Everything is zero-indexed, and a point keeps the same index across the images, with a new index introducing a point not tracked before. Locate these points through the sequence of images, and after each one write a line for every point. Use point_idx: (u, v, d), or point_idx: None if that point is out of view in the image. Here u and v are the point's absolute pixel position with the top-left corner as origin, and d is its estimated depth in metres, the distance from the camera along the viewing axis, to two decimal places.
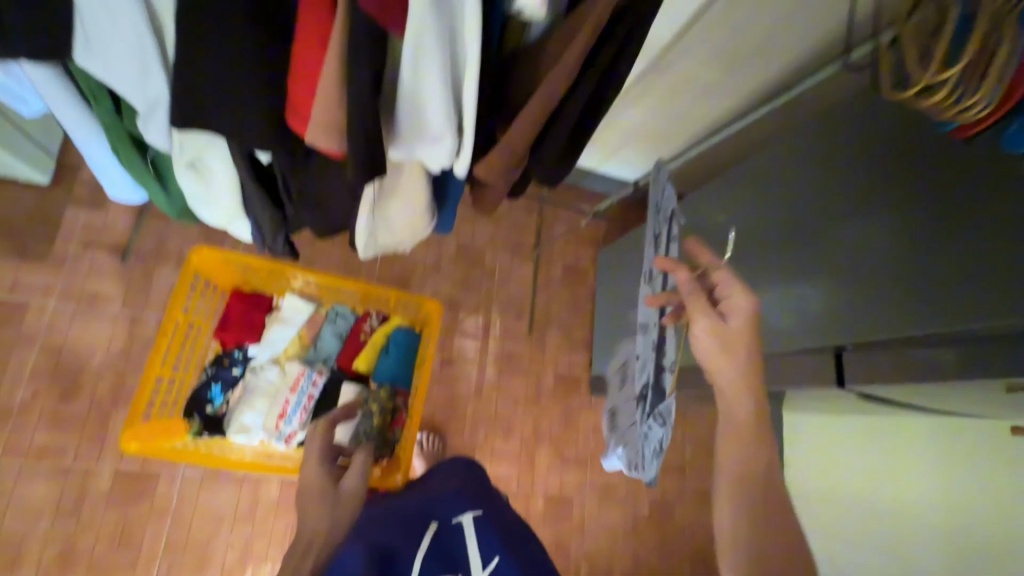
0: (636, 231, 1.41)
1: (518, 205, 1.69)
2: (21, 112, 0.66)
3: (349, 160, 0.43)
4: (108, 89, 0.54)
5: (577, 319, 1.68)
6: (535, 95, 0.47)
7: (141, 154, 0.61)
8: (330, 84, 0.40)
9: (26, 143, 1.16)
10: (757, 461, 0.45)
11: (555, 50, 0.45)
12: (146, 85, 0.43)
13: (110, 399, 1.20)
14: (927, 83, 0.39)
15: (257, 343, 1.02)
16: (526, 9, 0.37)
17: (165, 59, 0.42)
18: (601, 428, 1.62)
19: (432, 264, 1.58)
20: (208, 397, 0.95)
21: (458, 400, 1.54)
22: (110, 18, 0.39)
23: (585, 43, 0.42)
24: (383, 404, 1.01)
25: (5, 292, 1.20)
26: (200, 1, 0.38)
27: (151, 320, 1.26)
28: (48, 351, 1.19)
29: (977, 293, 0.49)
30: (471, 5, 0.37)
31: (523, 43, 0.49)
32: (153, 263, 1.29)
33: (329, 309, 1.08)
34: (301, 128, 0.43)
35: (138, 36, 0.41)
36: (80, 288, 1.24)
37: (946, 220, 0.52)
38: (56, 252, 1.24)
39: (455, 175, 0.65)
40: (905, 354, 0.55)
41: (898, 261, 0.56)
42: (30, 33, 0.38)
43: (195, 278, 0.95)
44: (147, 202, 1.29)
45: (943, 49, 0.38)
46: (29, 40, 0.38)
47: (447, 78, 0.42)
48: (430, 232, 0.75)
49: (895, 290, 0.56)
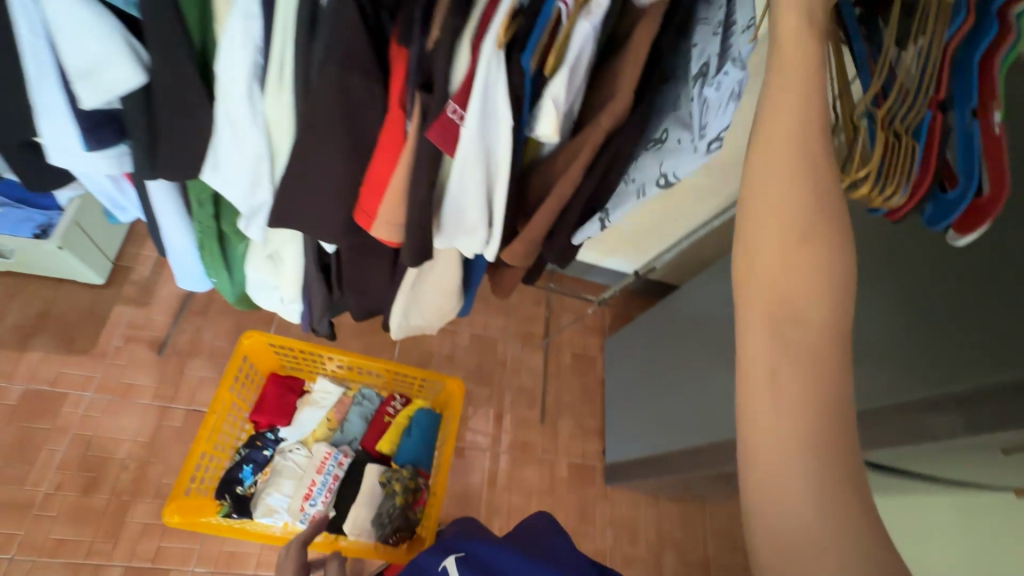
0: (648, 317, 1.50)
1: (528, 296, 1.80)
2: (120, 216, 0.80)
3: (405, 245, 0.55)
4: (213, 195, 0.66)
5: (588, 405, 1.72)
6: (553, 196, 0.58)
7: (221, 247, 0.73)
8: (395, 191, 0.52)
9: (89, 246, 1.30)
10: (803, 339, 0.32)
11: (567, 160, 0.57)
12: (254, 195, 0.55)
13: (131, 491, 1.21)
14: (854, 179, 0.49)
15: (288, 425, 1.07)
16: (544, 137, 0.50)
17: (273, 177, 0.54)
18: (617, 521, 1.60)
19: (447, 354, 1.66)
20: (239, 477, 1.00)
21: (472, 491, 1.53)
22: (238, 149, 0.51)
23: (590, 156, 0.54)
24: (406, 483, 1.02)
25: (46, 385, 1.27)
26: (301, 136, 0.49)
27: (178, 411, 1.31)
28: (77, 443, 1.23)
29: (962, 360, 0.56)
30: (504, 136, 0.49)
31: (539, 156, 0.61)
32: (186, 355, 1.36)
33: (356, 392, 1.12)
34: (364, 223, 0.55)
35: (257, 160, 0.53)
36: (115, 380, 1.30)
37: (934, 295, 0.62)
38: (98, 346, 1.33)
39: (481, 258, 0.75)
40: (918, 419, 0.59)
41: (909, 329, 0.64)
42: (175, 158, 0.52)
43: (240, 362, 1.04)
44: (188, 298, 1.40)
45: (862, 155, 0.50)
46: (174, 162, 0.52)
47: (484, 186, 0.53)
48: (456, 311, 0.85)
49: (898, 357, 0.63)
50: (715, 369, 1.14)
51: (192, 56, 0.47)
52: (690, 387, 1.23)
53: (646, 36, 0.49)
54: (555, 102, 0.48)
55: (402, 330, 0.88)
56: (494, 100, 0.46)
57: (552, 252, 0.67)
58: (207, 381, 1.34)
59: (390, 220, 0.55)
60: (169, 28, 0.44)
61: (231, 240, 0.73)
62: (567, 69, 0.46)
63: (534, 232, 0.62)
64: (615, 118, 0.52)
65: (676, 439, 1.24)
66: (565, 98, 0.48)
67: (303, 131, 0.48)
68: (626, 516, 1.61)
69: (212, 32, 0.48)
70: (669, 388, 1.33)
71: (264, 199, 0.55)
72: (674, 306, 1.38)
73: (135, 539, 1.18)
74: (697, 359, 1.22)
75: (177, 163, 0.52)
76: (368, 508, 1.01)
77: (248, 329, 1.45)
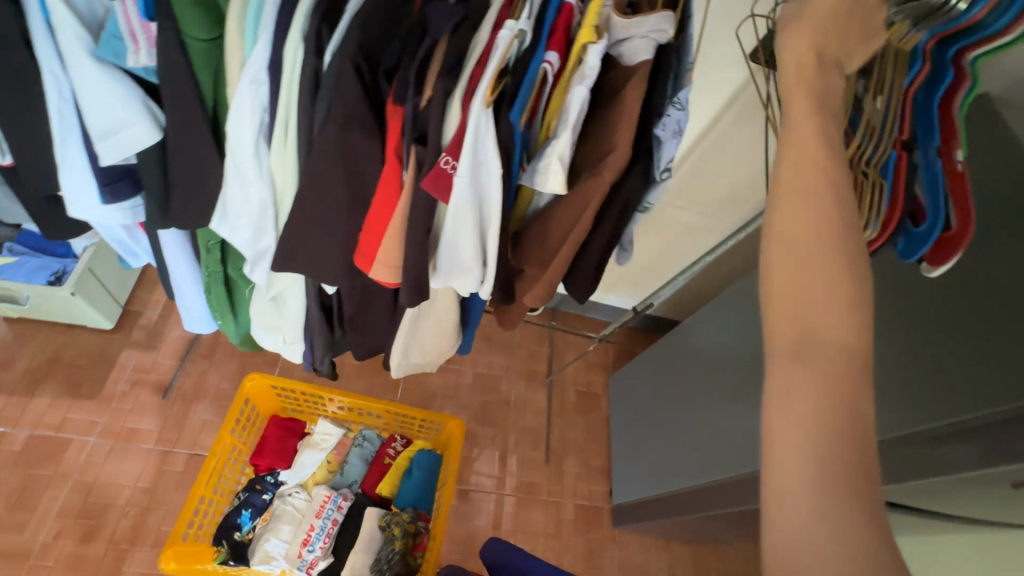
0: (653, 353, 1.49)
1: (530, 335, 1.81)
2: (130, 262, 0.83)
3: (403, 286, 0.57)
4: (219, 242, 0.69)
5: (593, 445, 1.70)
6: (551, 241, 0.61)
7: (226, 290, 0.76)
8: (395, 235, 0.55)
9: (101, 292, 1.34)
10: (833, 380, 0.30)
11: (564, 207, 0.60)
12: (259, 241, 0.58)
13: (129, 540, 1.20)
14: None
15: (288, 468, 1.06)
16: (540, 185, 0.53)
17: (278, 224, 0.57)
18: (625, 566, 1.55)
19: (450, 394, 1.66)
20: (237, 523, 0.99)
21: (476, 536, 1.50)
22: (245, 199, 0.55)
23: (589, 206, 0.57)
24: (405, 528, 0.99)
25: (50, 430, 1.28)
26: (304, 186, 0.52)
27: (180, 456, 1.31)
28: (78, 489, 1.23)
29: (960, 392, 0.56)
30: (495, 183, 0.52)
31: (535, 202, 0.65)
32: (190, 399, 1.37)
33: (356, 433, 1.12)
34: (364, 266, 0.57)
35: (262, 209, 0.56)
36: (120, 425, 1.31)
37: (924, 327, 0.62)
38: (104, 391, 1.34)
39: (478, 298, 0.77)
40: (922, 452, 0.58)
41: (906, 360, 0.63)
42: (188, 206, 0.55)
43: (242, 404, 1.04)
44: (195, 342, 1.43)
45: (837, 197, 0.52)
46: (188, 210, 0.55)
47: (478, 230, 0.56)
48: (454, 349, 0.86)
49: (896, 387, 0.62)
50: (719, 405, 1.14)
51: (205, 114, 0.51)
52: (695, 424, 1.22)
53: (627, 93, 0.53)
54: (561, 159, 0.51)
55: (404, 369, 0.89)
56: (486, 150, 0.49)
57: (575, 292, 0.70)
58: (209, 425, 1.35)
59: (387, 262, 0.57)
60: (184, 93, 0.48)
61: (237, 284, 0.76)
62: (568, 129, 0.50)
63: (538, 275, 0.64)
64: (618, 171, 0.55)
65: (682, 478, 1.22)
66: (571, 155, 0.51)
67: (305, 182, 0.51)
68: (636, 562, 1.56)
69: (223, 95, 0.52)
70: (675, 426, 1.32)
71: (269, 244, 0.58)
72: (677, 342, 1.38)
73: None
74: (701, 395, 1.22)
75: (187, 212, 0.56)
76: (367, 555, 0.98)
77: (252, 371, 1.47)
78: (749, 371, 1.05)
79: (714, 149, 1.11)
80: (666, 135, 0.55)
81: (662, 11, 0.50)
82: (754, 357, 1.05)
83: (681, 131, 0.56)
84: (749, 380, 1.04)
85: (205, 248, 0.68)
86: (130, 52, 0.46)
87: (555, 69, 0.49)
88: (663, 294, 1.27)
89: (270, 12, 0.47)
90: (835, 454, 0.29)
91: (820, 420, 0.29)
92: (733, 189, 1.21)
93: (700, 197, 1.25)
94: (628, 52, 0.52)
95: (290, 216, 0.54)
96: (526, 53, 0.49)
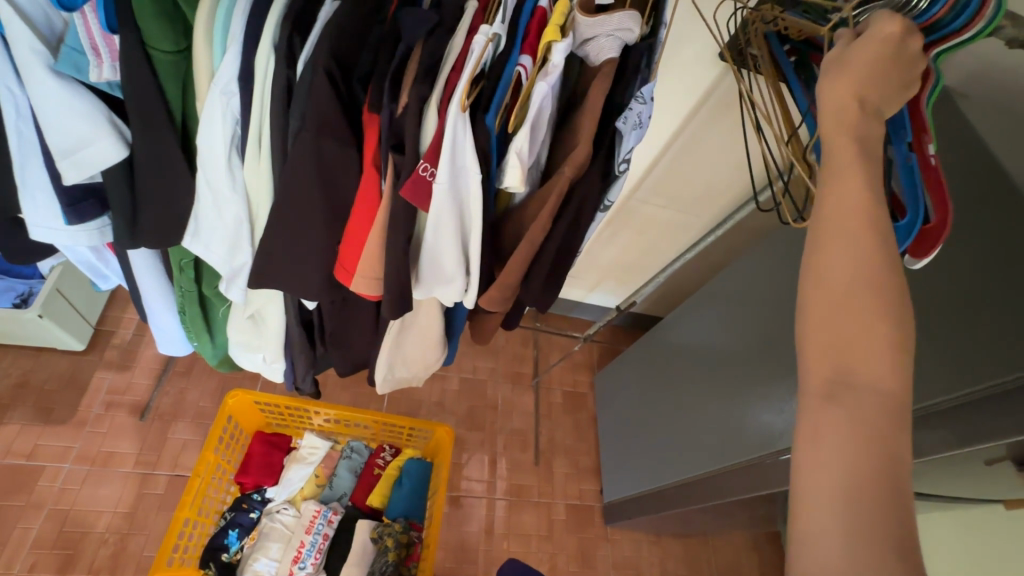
0: (638, 349, 1.50)
1: (515, 337, 1.81)
2: (100, 284, 0.80)
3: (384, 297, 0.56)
4: (193, 260, 0.67)
5: (582, 444, 1.70)
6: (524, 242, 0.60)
7: (201, 309, 0.74)
8: (373, 246, 0.54)
9: (70, 313, 1.29)
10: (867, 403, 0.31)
11: (537, 206, 0.60)
12: (234, 257, 0.57)
13: (109, 568, 1.16)
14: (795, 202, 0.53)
15: (275, 485, 1.04)
16: (512, 187, 0.53)
17: (253, 239, 0.55)
18: (619, 563, 1.55)
19: (437, 401, 1.65)
20: (224, 544, 0.96)
21: (469, 542, 1.49)
22: (219, 214, 0.53)
23: (554, 205, 0.57)
24: (398, 538, 0.98)
25: (21, 459, 1.23)
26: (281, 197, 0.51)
27: (161, 478, 1.27)
28: (53, 518, 1.18)
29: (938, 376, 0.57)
30: (474, 189, 0.51)
31: (510, 206, 0.64)
32: (169, 419, 1.33)
33: (344, 445, 1.10)
34: (345, 279, 0.56)
35: (237, 224, 0.54)
36: (95, 449, 1.26)
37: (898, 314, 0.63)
38: (78, 415, 1.29)
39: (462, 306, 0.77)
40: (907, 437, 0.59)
41: None
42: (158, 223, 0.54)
43: (225, 422, 1.02)
44: (172, 359, 1.39)
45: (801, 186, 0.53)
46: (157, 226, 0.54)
47: (458, 236, 0.55)
48: (440, 360, 0.85)
49: None
50: (704, 400, 1.15)
51: (174, 128, 0.50)
52: (681, 419, 1.23)
53: (601, 94, 0.53)
54: (520, 156, 0.51)
55: (389, 384, 0.88)
56: (462, 156, 0.49)
57: (531, 296, 0.69)
58: (190, 444, 1.31)
59: (369, 273, 0.56)
60: (150, 106, 0.47)
61: (212, 302, 0.74)
62: (531, 127, 0.50)
63: (511, 278, 0.63)
64: (578, 167, 0.55)
65: (671, 474, 1.23)
66: (530, 152, 0.51)
67: (280, 193, 0.50)
68: (629, 559, 1.57)
69: (192, 108, 0.51)
70: (661, 422, 1.33)
71: (245, 260, 0.57)
72: (660, 339, 1.40)
73: None
74: (687, 390, 1.23)
75: (159, 229, 0.54)
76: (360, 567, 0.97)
77: (233, 387, 1.43)
78: (732, 364, 1.07)
79: (689, 146, 1.13)
80: (626, 128, 0.55)
81: (627, 10, 0.49)
82: (736, 350, 1.07)
83: (642, 123, 0.55)
84: (733, 374, 1.06)
85: (178, 267, 0.66)
86: (93, 66, 0.45)
87: (529, 72, 0.49)
88: (645, 292, 1.28)
89: (238, 22, 0.45)
90: (866, 492, 0.29)
91: (849, 455, 0.30)
92: (708, 185, 1.23)
93: (678, 194, 1.26)
94: (593, 51, 0.52)
95: (266, 229, 0.53)
96: (500, 57, 0.49)
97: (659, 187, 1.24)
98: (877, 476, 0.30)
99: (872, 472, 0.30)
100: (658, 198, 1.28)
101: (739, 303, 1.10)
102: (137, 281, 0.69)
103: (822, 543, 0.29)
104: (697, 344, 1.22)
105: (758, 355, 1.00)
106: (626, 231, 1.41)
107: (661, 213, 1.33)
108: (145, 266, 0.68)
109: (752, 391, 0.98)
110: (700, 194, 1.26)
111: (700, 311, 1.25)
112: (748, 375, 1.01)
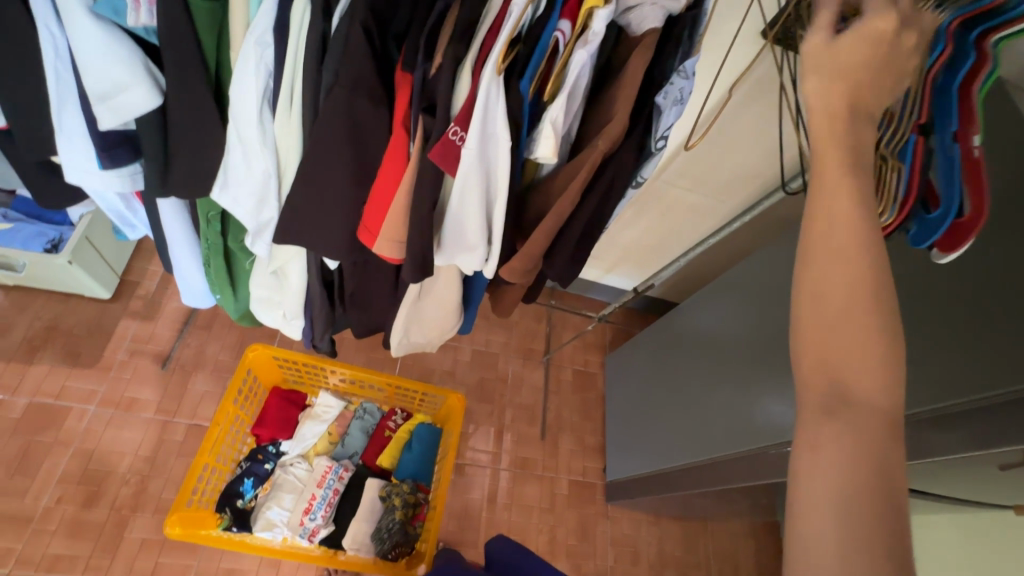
0: (657, 327, 1.48)
1: (528, 314, 1.82)
2: (127, 234, 0.82)
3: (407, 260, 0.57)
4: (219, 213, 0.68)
5: (589, 423, 1.73)
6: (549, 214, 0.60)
7: (226, 263, 0.76)
8: (398, 207, 0.54)
9: (99, 262, 1.33)
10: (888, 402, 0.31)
11: (565, 179, 0.59)
12: (260, 213, 0.57)
13: (131, 507, 1.21)
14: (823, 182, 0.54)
15: (290, 439, 1.07)
16: (542, 157, 0.52)
17: (280, 196, 0.56)
18: (619, 539, 1.60)
19: (448, 370, 1.67)
20: (240, 490, 1.00)
21: (471, 509, 1.52)
22: (248, 168, 0.54)
23: (585, 177, 0.56)
24: (406, 498, 1.02)
25: (50, 398, 1.28)
26: (309, 153, 0.51)
27: (180, 426, 1.31)
28: (78, 457, 1.23)
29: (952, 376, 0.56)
30: (503, 156, 0.51)
31: (537, 176, 0.63)
32: (190, 370, 1.37)
33: (357, 406, 1.13)
34: (368, 240, 0.56)
35: (265, 179, 0.55)
36: (119, 394, 1.31)
37: (922, 310, 0.61)
38: (106, 359, 1.34)
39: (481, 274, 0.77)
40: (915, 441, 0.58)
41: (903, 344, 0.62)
42: (190, 174, 0.54)
43: (243, 377, 1.05)
44: (193, 313, 1.42)
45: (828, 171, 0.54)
46: (186, 174, 0.54)
47: (484, 204, 0.55)
48: (456, 329, 0.87)
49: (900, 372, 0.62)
50: (713, 386, 1.15)
51: (207, 78, 0.50)
52: (690, 404, 1.23)
53: (640, 65, 0.52)
54: (553, 125, 0.50)
55: (402, 347, 0.89)
56: (493, 121, 0.48)
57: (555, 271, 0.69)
58: (208, 396, 1.35)
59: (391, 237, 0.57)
60: (184, 52, 0.47)
61: (238, 257, 0.75)
62: (566, 94, 0.49)
63: (531, 250, 0.63)
64: (612, 140, 0.54)
65: (678, 458, 1.24)
66: (565, 123, 0.51)
67: (311, 147, 0.50)
68: (627, 536, 1.61)
69: (227, 59, 0.51)
70: (669, 406, 1.33)
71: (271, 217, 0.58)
72: (673, 324, 1.39)
73: (130, 559, 1.17)
74: (697, 376, 1.23)
75: (188, 180, 0.55)
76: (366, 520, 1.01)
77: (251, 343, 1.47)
78: (744, 353, 1.06)
79: (720, 127, 1.09)
80: (667, 104, 0.55)
81: None
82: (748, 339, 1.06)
83: (682, 100, 0.55)
84: (747, 362, 1.05)
85: (204, 218, 0.67)
86: (130, 10, 0.44)
87: (566, 37, 0.48)
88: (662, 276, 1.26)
89: None
90: (862, 498, 0.29)
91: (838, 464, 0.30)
92: (737, 170, 1.19)
93: (704, 177, 1.23)
94: (636, 19, 0.51)
95: (294, 184, 0.53)
96: (539, 20, 0.48)
97: (685, 169, 1.21)
98: (865, 488, 0.29)
99: (860, 482, 0.29)
100: (683, 180, 1.25)
101: (755, 293, 1.08)
102: (165, 230, 0.70)
103: (819, 549, 0.29)
104: (711, 330, 1.21)
105: (772, 347, 0.99)
106: (646, 213, 1.39)
107: (685, 196, 1.30)
108: (173, 216, 0.69)
109: (763, 380, 0.98)
110: (727, 178, 1.22)
111: (717, 300, 1.23)
112: (760, 366, 1.00)
